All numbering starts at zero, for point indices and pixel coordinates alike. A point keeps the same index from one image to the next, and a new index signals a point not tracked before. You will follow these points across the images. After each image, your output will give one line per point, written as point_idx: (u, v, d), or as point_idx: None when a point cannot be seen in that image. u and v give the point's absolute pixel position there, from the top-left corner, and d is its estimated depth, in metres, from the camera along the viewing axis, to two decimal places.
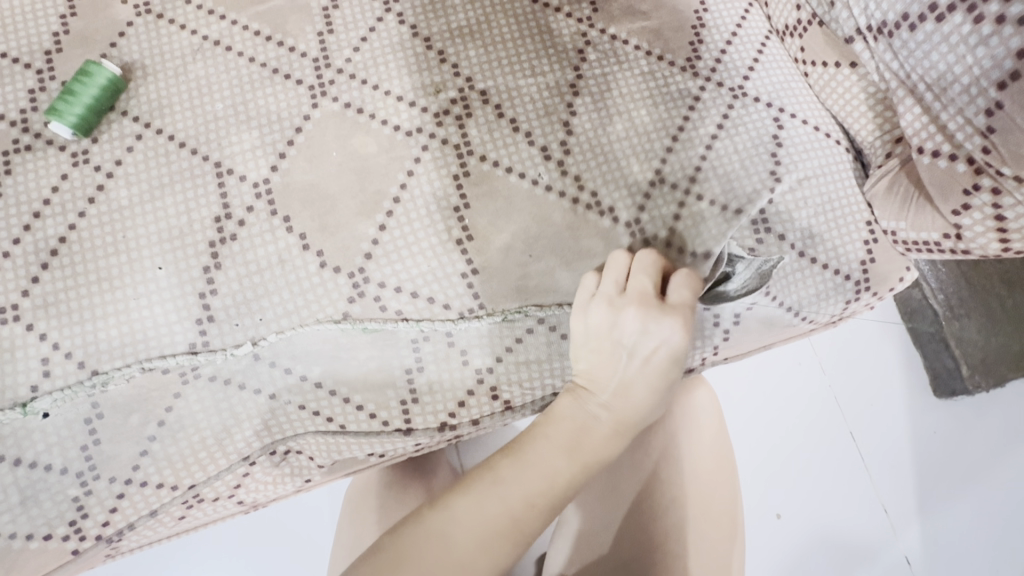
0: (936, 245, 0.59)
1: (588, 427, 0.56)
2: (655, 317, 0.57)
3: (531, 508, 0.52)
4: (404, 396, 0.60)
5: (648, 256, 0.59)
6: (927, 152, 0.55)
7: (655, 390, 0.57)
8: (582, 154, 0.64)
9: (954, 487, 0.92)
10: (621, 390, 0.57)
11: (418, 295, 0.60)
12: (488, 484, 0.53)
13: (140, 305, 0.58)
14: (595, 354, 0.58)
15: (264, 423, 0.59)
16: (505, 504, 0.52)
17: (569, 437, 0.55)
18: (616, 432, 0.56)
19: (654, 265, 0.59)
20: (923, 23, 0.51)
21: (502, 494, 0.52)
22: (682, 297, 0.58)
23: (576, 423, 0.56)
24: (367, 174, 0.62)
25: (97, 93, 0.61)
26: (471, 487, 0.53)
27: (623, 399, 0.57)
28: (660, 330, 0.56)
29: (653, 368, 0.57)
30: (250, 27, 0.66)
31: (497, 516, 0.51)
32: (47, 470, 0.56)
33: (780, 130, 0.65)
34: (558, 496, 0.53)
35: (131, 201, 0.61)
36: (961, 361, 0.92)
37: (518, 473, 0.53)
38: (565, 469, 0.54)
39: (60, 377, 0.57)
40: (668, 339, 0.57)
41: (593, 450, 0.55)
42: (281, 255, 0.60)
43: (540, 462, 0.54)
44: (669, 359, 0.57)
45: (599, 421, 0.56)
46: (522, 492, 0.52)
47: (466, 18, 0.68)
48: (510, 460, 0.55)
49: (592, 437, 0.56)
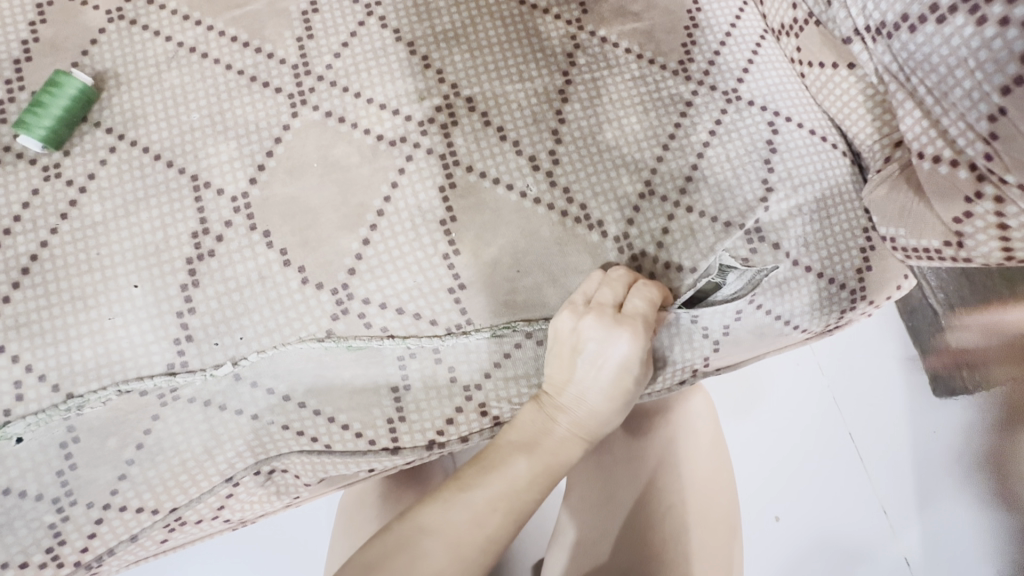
0: (936, 254, 0.56)
1: (549, 431, 0.56)
2: (607, 326, 0.55)
3: (495, 512, 0.52)
4: (391, 414, 0.58)
5: (620, 269, 0.58)
6: (928, 157, 0.53)
7: (609, 399, 0.57)
8: (572, 163, 0.63)
9: None
10: (576, 397, 0.57)
11: (403, 311, 0.59)
12: (456, 491, 0.53)
13: (115, 324, 0.56)
14: (555, 358, 0.58)
15: (246, 444, 0.57)
16: (474, 511, 0.52)
17: (528, 444, 0.56)
18: (574, 435, 0.57)
19: (624, 277, 0.58)
20: (923, 24, 0.49)
21: (468, 499, 0.52)
22: (638, 307, 0.56)
23: (535, 431, 0.57)
24: (349, 186, 0.60)
25: (68, 104, 0.59)
26: (441, 494, 0.53)
27: (578, 405, 0.57)
28: (611, 340, 0.55)
29: (607, 377, 0.56)
30: (226, 33, 0.64)
31: (464, 523, 0.51)
32: (22, 496, 0.54)
33: (775, 135, 0.64)
34: (519, 500, 0.53)
35: (105, 217, 0.58)
36: (962, 360, 0.88)
37: (484, 478, 0.54)
38: (528, 471, 0.55)
39: (33, 401, 0.55)
40: (619, 349, 0.55)
41: (552, 453, 0.56)
42: (261, 271, 0.58)
43: (502, 466, 0.55)
44: (620, 368, 0.56)
45: (560, 424, 0.57)
46: (486, 496, 0.53)
47: (450, 21, 0.65)
48: (477, 466, 0.55)
49: (552, 442, 0.56)
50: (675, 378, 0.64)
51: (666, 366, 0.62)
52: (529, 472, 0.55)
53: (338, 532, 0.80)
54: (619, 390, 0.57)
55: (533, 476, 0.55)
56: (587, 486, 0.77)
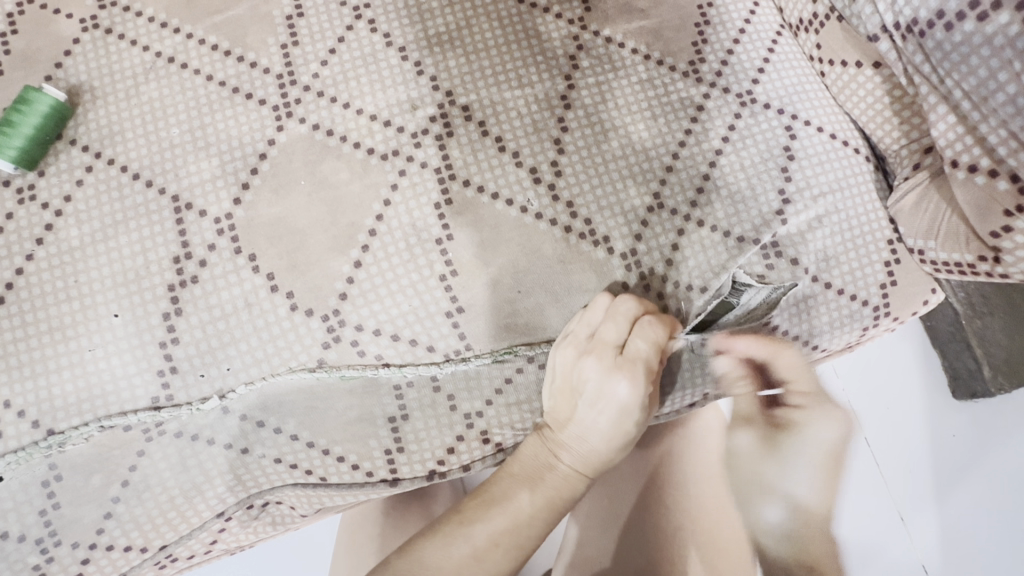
0: (970, 268, 0.52)
1: (552, 467, 0.54)
2: (606, 368, 0.53)
3: (498, 549, 0.50)
4: (388, 445, 0.55)
5: (628, 301, 0.54)
6: (963, 166, 0.48)
7: (607, 445, 0.54)
8: (575, 175, 0.59)
9: (967, 483, 0.86)
10: (574, 440, 0.54)
11: (399, 337, 0.55)
12: (457, 526, 0.51)
13: (95, 356, 0.53)
14: (555, 392, 0.55)
15: (236, 478, 0.55)
16: (475, 547, 0.50)
17: (532, 477, 0.53)
18: (576, 473, 0.54)
19: (631, 311, 0.54)
20: (961, 22, 0.45)
21: (471, 535, 0.50)
22: (639, 348, 0.53)
23: (538, 463, 0.54)
24: (339, 205, 0.57)
25: (39, 122, 0.56)
26: (443, 529, 0.51)
27: (577, 448, 0.54)
28: (611, 383, 0.53)
29: (607, 420, 0.53)
30: (206, 41, 0.60)
31: (465, 560, 0.49)
32: (4, 538, 0.52)
33: (793, 140, 0.59)
34: (520, 536, 0.51)
35: (83, 241, 0.55)
36: (983, 361, 0.82)
37: (485, 513, 0.51)
38: (530, 507, 0.52)
39: (12, 438, 0.52)
40: (619, 393, 0.52)
41: (556, 489, 0.53)
42: (248, 298, 0.55)
43: (506, 500, 0.52)
44: (620, 414, 0.53)
45: (559, 464, 0.54)
46: (488, 532, 0.50)
47: (445, 23, 0.61)
48: (478, 500, 0.53)
49: (555, 478, 0.53)
50: (684, 402, 0.60)
51: (675, 390, 0.59)
52: (532, 506, 0.52)
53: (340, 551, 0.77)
54: (619, 434, 0.54)
55: (536, 511, 0.52)
56: (591, 502, 0.74)
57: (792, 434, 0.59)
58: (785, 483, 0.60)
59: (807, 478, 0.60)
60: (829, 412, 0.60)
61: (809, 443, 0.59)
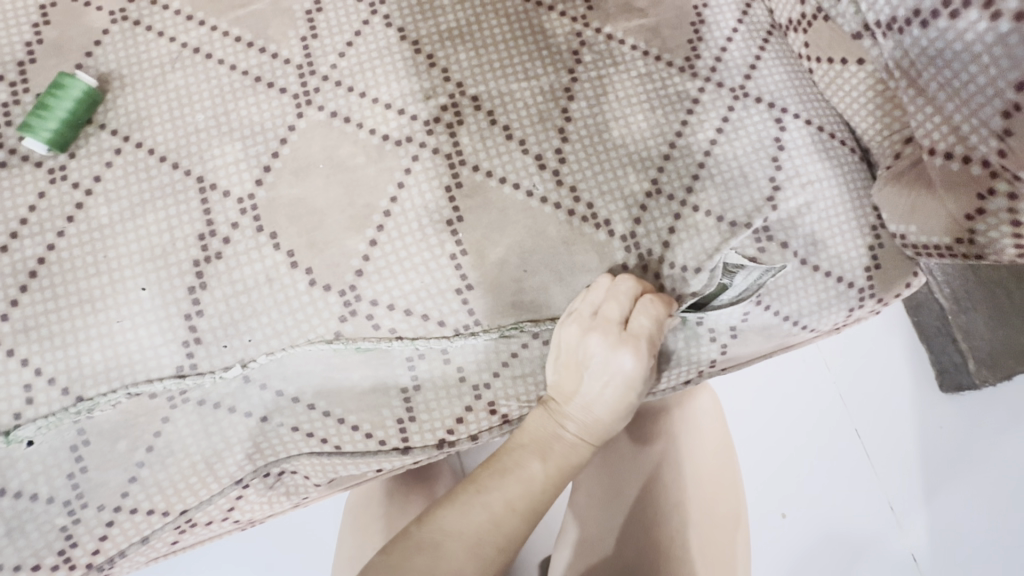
0: (947, 250, 0.56)
1: (559, 437, 0.57)
2: (612, 344, 0.56)
3: (513, 513, 0.53)
4: (400, 414, 0.58)
5: (628, 280, 0.57)
6: (940, 153, 0.52)
7: (612, 412, 0.57)
8: (578, 163, 0.62)
9: (956, 480, 0.89)
10: (581, 408, 0.57)
11: (411, 312, 0.58)
12: (473, 493, 0.54)
13: (123, 327, 0.56)
14: (560, 367, 0.58)
15: (255, 446, 0.57)
16: (492, 511, 0.53)
17: (541, 447, 0.56)
18: (583, 442, 0.57)
19: (631, 291, 0.57)
20: (935, 19, 0.48)
21: (487, 502, 0.53)
22: (643, 325, 0.55)
23: (547, 434, 0.57)
24: (355, 187, 0.60)
25: (72, 106, 0.59)
26: (459, 497, 0.54)
27: (584, 415, 0.57)
28: (616, 357, 0.56)
29: (613, 391, 0.57)
30: (230, 33, 0.64)
31: (483, 524, 0.52)
32: (33, 499, 0.54)
33: (782, 132, 0.63)
34: (534, 501, 0.54)
35: (112, 219, 0.58)
36: (968, 355, 0.86)
37: (499, 482, 0.54)
38: (541, 473, 0.55)
39: (43, 405, 0.55)
40: (624, 366, 0.56)
41: (564, 458, 0.57)
42: (269, 273, 0.58)
43: (517, 468, 0.56)
44: (625, 385, 0.57)
45: (566, 431, 0.57)
46: (504, 498, 0.53)
47: (455, 19, 0.65)
48: (491, 470, 0.56)
49: (564, 447, 0.57)
50: (680, 378, 0.64)
51: (672, 366, 0.63)
52: (544, 473, 0.56)
53: (345, 530, 0.79)
54: (624, 403, 0.57)
55: (548, 477, 0.56)
56: (591, 483, 0.77)
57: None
58: None
59: None
60: None
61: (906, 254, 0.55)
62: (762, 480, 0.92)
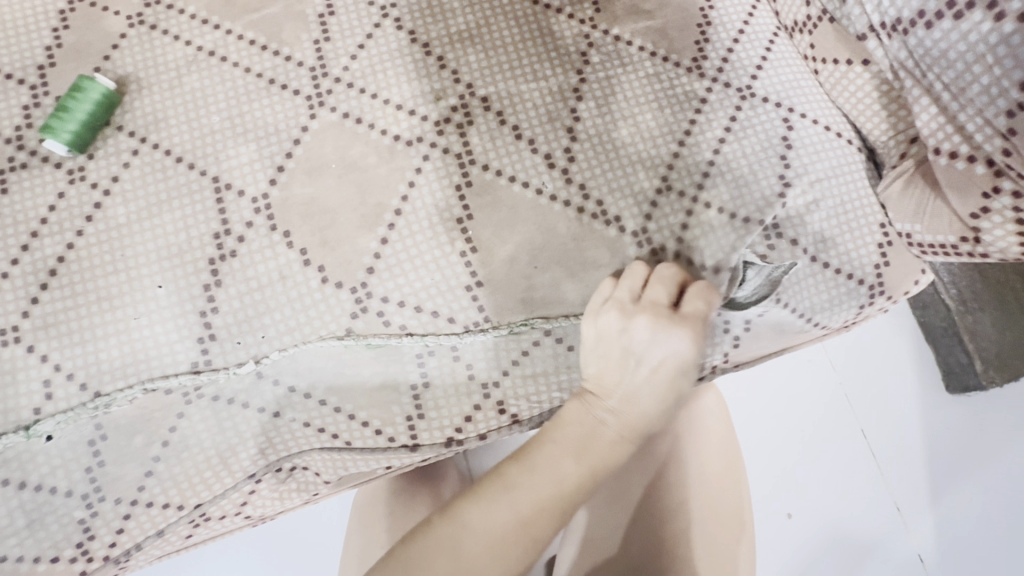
0: (953, 248, 0.56)
1: (597, 432, 0.56)
2: (664, 325, 0.56)
3: (540, 512, 0.53)
4: (410, 411, 0.59)
5: (670, 267, 0.59)
6: (944, 153, 0.52)
7: (660, 402, 0.57)
8: (587, 162, 0.63)
9: (961, 478, 0.89)
10: (628, 397, 0.56)
11: (422, 309, 0.59)
12: (498, 489, 0.53)
13: (140, 324, 0.57)
14: (604, 355, 0.57)
15: (267, 441, 0.58)
16: (518, 510, 0.52)
17: (577, 443, 0.55)
18: (624, 438, 0.56)
19: (674, 278, 0.58)
20: (940, 20, 0.49)
21: (515, 501, 0.52)
22: (696, 307, 0.57)
23: (584, 429, 0.56)
24: (367, 187, 0.61)
25: (92, 109, 0.60)
26: (485, 494, 0.53)
27: (630, 406, 0.56)
28: (669, 339, 0.56)
29: (661, 378, 0.56)
30: (244, 36, 0.65)
31: (508, 522, 0.52)
32: (52, 492, 0.55)
33: (790, 131, 0.64)
34: (563, 501, 0.53)
35: (129, 219, 0.60)
36: (975, 355, 0.86)
37: (528, 480, 0.54)
38: (574, 472, 0.54)
39: (62, 400, 0.56)
40: (676, 348, 0.56)
41: (601, 456, 0.55)
42: (282, 271, 0.59)
43: (549, 466, 0.54)
44: (676, 371, 0.56)
45: (607, 424, 0.56)
46: (531, 496, 0.53)
47: (465, 22, 0.66)
48: (522, 465, 0.55)
49: (600, 443, 0.56)
50: (693, 375, 0.64)
51: None
52: (577, 471, 0.54)
53: (352, 529, 0.80)
54: (671, 391, 0.57)
55: (580, 477, 0.54)
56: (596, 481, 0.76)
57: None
58: None
59: None
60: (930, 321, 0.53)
61: None
62: (765, 477, 0.92)
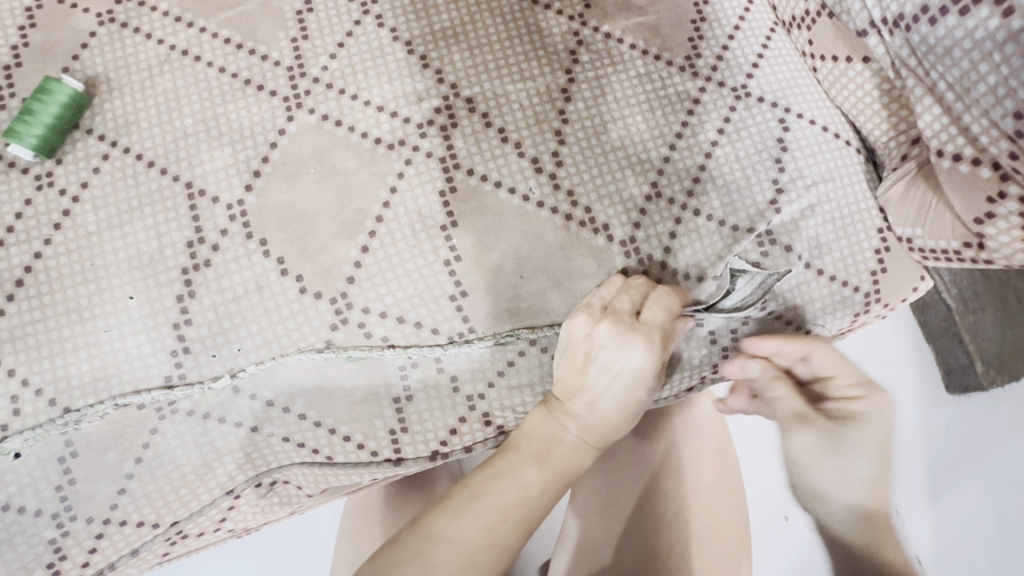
0: (955, 255, 0.54)
1: (560, 438, 0.55)
2: (624, 334, 0.54)
3: (505, 522, 0.51)
4: (393, 425, 0.57)
5: (640, 278, 0.57)
6: (948, 155, 0.50)
7: (620, 409, 0.56)
8: (575, 166, 0.61)
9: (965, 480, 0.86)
10: (587, 403, 0.55)
11: (404, 319, 0.57)
12: (466, 500, 0.52)
13: (111, 337, 0.55)
14: (566, 361, 0.56)
15: (245, 456, 0.56)
16: (484, 520, 0.51)
17: (540, 450, 0.55)
18: (584, 444, 0.55)
19: (643, 286, 0.56)
20: (944, 16, 0.47)
21: (478, 509, 0.51)
22: (657, 317, 0.55)
23: (547, 437, 0.55)
24: (347, 192, 0.59)
25: (58, 111, 0.58)
26: (451, 504, 0.52)
27: (589, 412, 0.55)
28: (628, 348, 0.54)
29: (620, 387, 0.55)
30: (219, 35, 0.62)
31: (475, 533, 0.50)
32: (21, 512, 0.53)
33: (785, 132, 0.61)
34: (530, 509, 0.52)
35: (99, 226, 0.57)
36: (976, 357, 0.83)
37: (492, 488, 0.53)
38: (538, 480, 0.53)
39: (30, 416, 0.54)
40: (634, 358, 0.54)
41: (564, 463, 0.55)
42: (258, 281, 0.57)
43: (514, 474, 0.54)
44: (635, 380, 0.55)
45: (569, 431, 0.55)
46: (497, 506, 0.51)
47: (449, 19, 0.63)
48: (489, 473, 0.54)
49: (563, 450, 0.55)
50: (682, 385, 0.63)
51: (674, 373, 0.62)
52: (540, 480, 0.53)
53: (343, 537, 0.78)
54: (631, 401, 0.55)
55: (545, 484, 0.53)
56: (591, 490, 0.74)
57: (851, 426, 0.56)
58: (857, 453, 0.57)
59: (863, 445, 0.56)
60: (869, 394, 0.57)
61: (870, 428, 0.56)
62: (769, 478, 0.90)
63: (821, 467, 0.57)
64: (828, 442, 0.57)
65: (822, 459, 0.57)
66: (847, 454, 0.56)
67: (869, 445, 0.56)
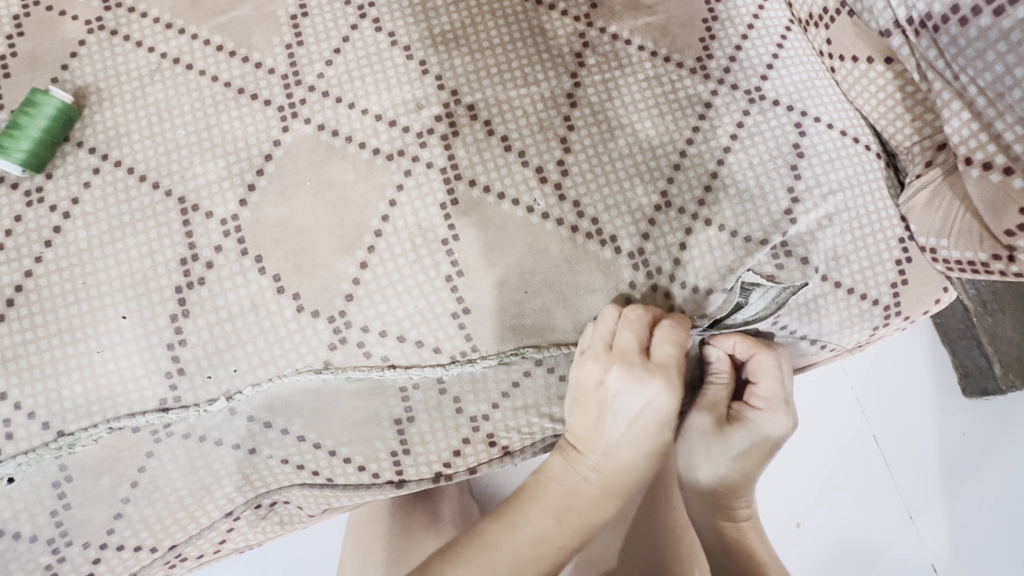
0: (983, 266, 0.50)
1: (580, 488, 0.56)
2: (639, 377, 0.54)
3: (518, 572, 0.53)
4: (394, 447, 0.56)
5: (637, 308, 0.54)
6: (977, 163, 0.47)
7: (643, 450, 0.56)
8: (581, 175, 0.58)
9: (975, 481, 0.83)
10: (609, 451, 0.56)
11: (404, 338, 0.55)
12: (480, 550, 0.54)
13: (104, 358, 0.54)
14: (582, 409, 0.56)
15: (244, 478, 0.55)
16: (496, 572, 0.53)
17: (557, 500, 0.56)
18: (607, 492, 0.56)
19: (642, 318, 0.53)
20: (976, 16, 0.43)
21: (491, 561, 0.53)
22: (668, 355, 0.54)
23: (566, 485, 0.56)
24: (344, 206, 0.56)
25: (46, 125, 0.56)
26: (463, 552, 0.54)
27: (611, 459, 0.56)
28: (646, 392, 0.55)
29: (640, 431, 0.56)
30: (211, 42, 0.60)
31: None
32: (16, 538, 0.52)
33: (802, 138, 0.58)
34: (544, 561, 0.54)
35: (91, 243, 0.56)
36: (994, 360, 0.80)
37: (507, 539, 0.54)
38: (554, 531, 0.55)
39: (23, 440, 0.52)
40: (654, 401, 0.55)
41: (583, 514, 0.56)
42: (254, 299, 0.55)
43: (528, 524, 0.55)
44: (656, 422, 0.55)
45: (591, 479, 0.56)
46: (510, 558, 0.53)
47: (450, 22, 0.61)
48: (501, 523, 0.56)
49: (583, 499, 0.56)
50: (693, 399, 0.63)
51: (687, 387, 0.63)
52: (556, 530, 0.55)
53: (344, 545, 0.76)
54: (654, 443, 0.56)
55: (560, 534, 0.55)
56: None
57: (742, 426, 0.59)
58: (698, 433, 0.61)
59: (744, 435, 0.59)
60: (779, 413, 0.59)
61: (755, 437, 0.59)
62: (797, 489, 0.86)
63: (699, 446, 0.61)
64: (719, 431, 0.59)
65: (707, 442, 0.60)
66: (726, 442, 0.59)
67: (749, 446, 0.59)
